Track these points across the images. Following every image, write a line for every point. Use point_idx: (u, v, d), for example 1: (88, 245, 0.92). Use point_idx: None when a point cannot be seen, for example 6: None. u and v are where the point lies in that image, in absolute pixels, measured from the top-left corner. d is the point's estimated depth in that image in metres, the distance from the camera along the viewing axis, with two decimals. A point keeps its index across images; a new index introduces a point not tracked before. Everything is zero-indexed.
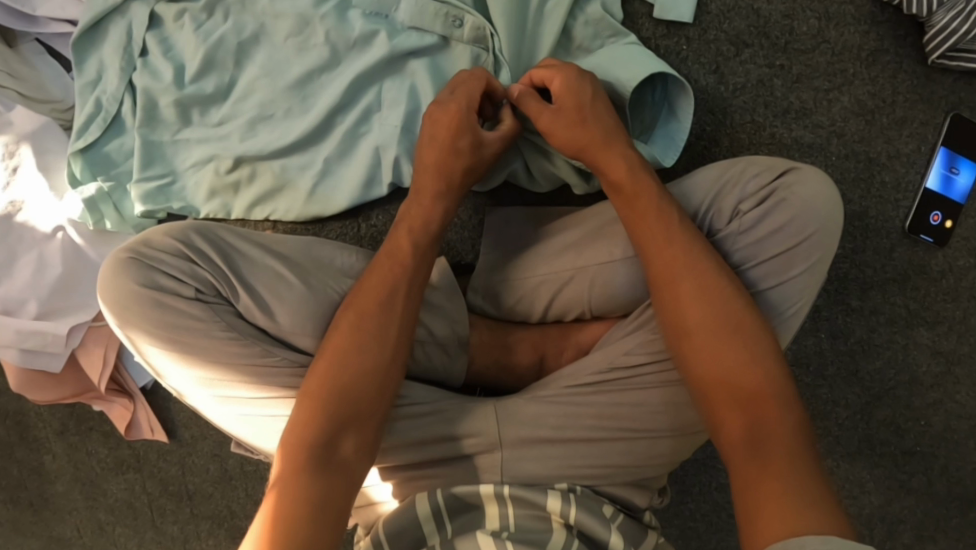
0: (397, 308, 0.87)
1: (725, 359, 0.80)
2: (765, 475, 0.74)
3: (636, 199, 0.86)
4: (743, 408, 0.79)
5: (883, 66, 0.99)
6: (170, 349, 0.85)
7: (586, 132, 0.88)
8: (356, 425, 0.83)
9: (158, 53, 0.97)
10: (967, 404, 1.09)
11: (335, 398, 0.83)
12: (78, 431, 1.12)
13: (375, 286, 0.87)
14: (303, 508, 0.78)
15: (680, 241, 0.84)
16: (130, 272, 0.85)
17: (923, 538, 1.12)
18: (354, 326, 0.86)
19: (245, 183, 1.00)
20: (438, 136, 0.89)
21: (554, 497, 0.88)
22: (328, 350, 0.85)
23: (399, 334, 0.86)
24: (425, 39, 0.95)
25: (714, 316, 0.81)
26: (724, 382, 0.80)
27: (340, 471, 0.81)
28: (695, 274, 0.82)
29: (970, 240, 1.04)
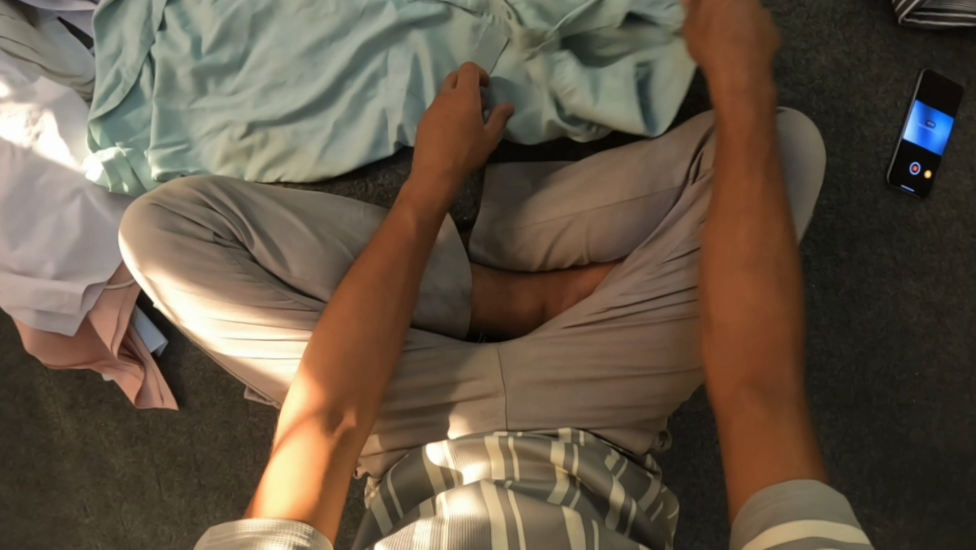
0: (397, 278, 0.89)
1: (759, 298, 0.78)
2: (768, 420, 0.72)
3: (731, 128, 0.86)
4: (756, 355, 0.76)
5: (856, 27, 1.06)
6: (188, 290, 0.88)
7: (725, 36, 0.89)
8: (359, 394, 0.84)
9: (176, 27, 1.03)
10: (959, 356, 1.12)
11: (342, 366, 0.84)
12: (87, 405, 1.14)
13: (379, 262, 0.89)
14: (307, 467, 0.78)
15: (754, 179, 0.83)
16: (152, 218, 0.88)
17: (925, 493, 1.14)
18: (361, 295, 0.88)
19: (257, 149, 1.04)
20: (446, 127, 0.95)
21: (557, 449, 0.88)
22: (333, 316, 0.87)
23: (400, 304, 0.89)
24: (430, 9, 1.00)
25: (758, 261, 0.80)
26: (752, 315, 0.78)
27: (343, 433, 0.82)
28: (748, 219, 0.81)
29: (951, 192, 1.09)
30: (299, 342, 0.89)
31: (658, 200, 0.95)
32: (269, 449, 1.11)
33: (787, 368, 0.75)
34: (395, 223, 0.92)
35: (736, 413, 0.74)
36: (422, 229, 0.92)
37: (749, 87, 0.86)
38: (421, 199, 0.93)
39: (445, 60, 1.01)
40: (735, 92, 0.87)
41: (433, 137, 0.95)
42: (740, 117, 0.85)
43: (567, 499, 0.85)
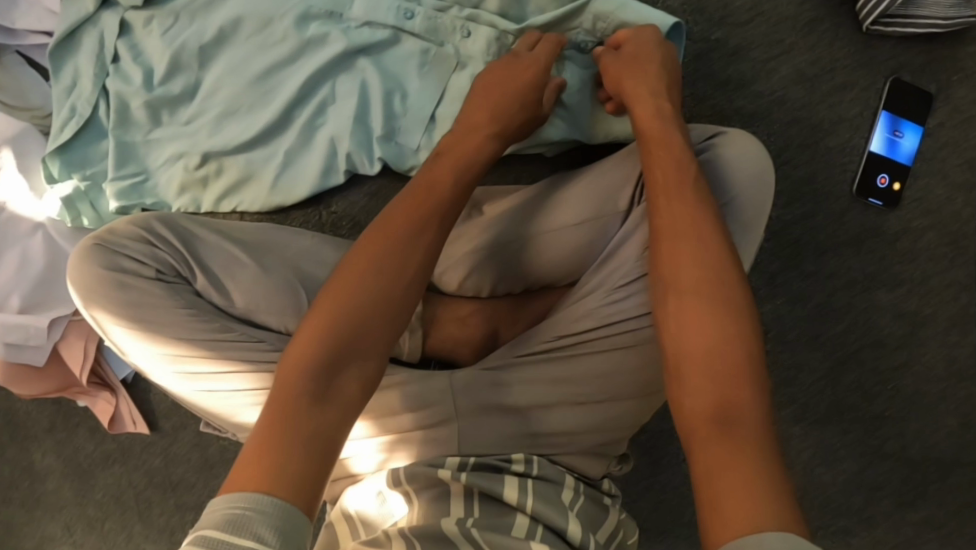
0: (423, 236, 0.83)
1: (711, 325, 0.75)
2: (733, 452, 0.69)
3: (656, 161, 0.86)
4: (712, 379, 0.74)
5: (819, 35, 1.02)
6: (131, 326, 0.90)
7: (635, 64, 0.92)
8: (362, 355, 0.79)
9: (129, 59, 1.03)
10: (934, 367, 1.09)
11: (351, 320, 0.79)
12: (65, 428, 1.16)
13: (397, 224, 0.83)
14: (292, 439, 0.73)
15: (685, 205, 0.82)
16: (95, 257, 0.90)
17: (902, 504, 1.11)
18: (379, 247, 0.82)
19: (213, 178, 1.05)
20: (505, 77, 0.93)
21: (511, 488, 0.87)
22: (343, 278, 0.81)
23: (414, 270, 0.82)
24: (377, 34, 1.00)
25: (705, 284, 0.78)
26: (703, 341, 0.75)
27: (338, 404, 0.77)
28: (693, 240, 0.80)
29: (921, 201, 1.06)
30: (239, 377, 0.90)
31: (607, 221, 0.96)
32: None
33: (743, 389, 0.73)
34: (425, 187, 0.86)
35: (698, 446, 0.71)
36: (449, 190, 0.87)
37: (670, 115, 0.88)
38: (458, 161, 0.89)
39: (395, 86, 1.01)
40: (656, 131, 0.88)
41: (480, 99, 0.93)
42: (665, 150, 0.86)
43: (531, 535, 0.85)
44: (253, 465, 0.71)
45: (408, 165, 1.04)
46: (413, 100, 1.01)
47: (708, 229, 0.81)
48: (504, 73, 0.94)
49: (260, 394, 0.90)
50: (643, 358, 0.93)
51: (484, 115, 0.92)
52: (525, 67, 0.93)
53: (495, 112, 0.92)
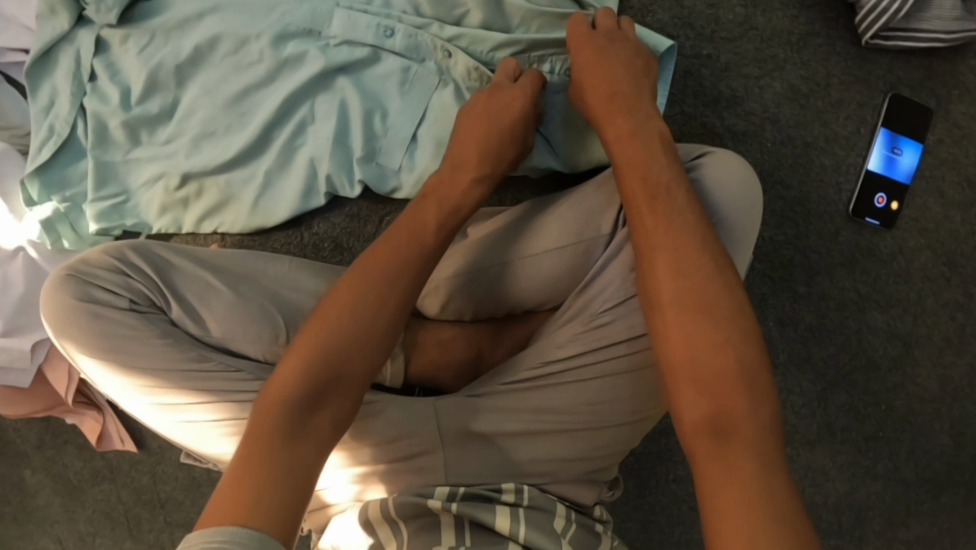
0: (407, 268, 0.83)
1: (699, 337, 0.73)
2: (732, 472, 0.68)
3: (628, 164, 0.82)
4: (707, 395, 0.72)
5: (814, 49, 0.99)
6: (105, 359, 0.90)
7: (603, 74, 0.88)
8: (338, 390, 0.78)
9: (105, 78, 1.01)
10: (928, 387, 1.07)
11: (330, 354, 0.78)
12: (54, 445, 1.16)
13: (380, 256, 0.83)
14: (266, 465, 0.72)
15: (661, 208, 0.79)
16: (68, 287, 0.89)
17: (894, 523, 1.10)
18: (361, 279, 0.82)
19: (193, 199, 1.04)
20: (485, 112, 0.91)
21: (503, 517, 0.87)
22: (328, 306, 0.81)
23: (396, 303, 0.82)
24: (356, 53, 0.97)
25: (685, 295, 0.75)
26: (693, 355, 0.73)
27: (313, 437, 0.76)
28: (672, 249, 0.77)
29: (918, 220, 1.03)
30: (213, 408, 0.90)
31: (589, 246, 0.93)
32: None
33: (739, 399, 0.71)
34: (411, 221, 0.86)
35: (698, 468, 0.70)
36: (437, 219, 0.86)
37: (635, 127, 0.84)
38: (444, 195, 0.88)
39: (376, 106, 0.99)
40: (627, 127, 0.84)
41: (470, 126, 0.91)
42: (635, 150, 0.83)
43: None
44: (228, 498, 0.70)
45: (389, 185, 1.02)
46: (394, 120, 0.99)
47: (687, 233, 0.78)
48: (481, 110, 0.91)
49: (233, 425, 0.90)
50: (630, 386, 0.92)
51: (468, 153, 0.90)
52: (501, 102, 0.90)
53: (486, 145, 0.90)
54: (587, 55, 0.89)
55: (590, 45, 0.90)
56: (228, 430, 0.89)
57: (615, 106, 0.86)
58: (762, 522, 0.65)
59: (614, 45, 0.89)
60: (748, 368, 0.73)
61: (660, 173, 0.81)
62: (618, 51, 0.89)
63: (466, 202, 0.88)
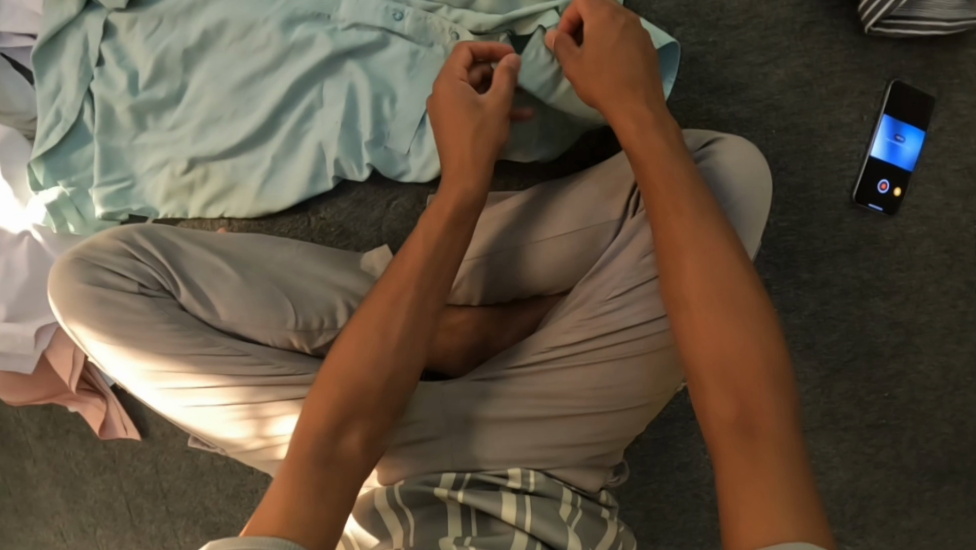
0: (428, 293, 0.84)
1: (728, 336, 0.74)
2: (755, 461, 0.69)
3: (648, 163, 0.82)
4: (731, 389, 0.72)
5: (816, 37, 1.00)
6: (113, 343, 0.90)
7: (603, 66, 0.86)
8: (365, 417, 0.79)
9: (112, 63, 1.01)
10: (930, 375, 1.07)
11: (356, 384, 0.80)
12: (56, 434, 1.16)
13: (402, 277, 0.84)
14: (305, 490, 0.74)
15: (686, 210, 0.79)
16: (77, 272, 0.90)
17: (896, 511, 1.10)
18: (383, 306, 0.83)
19: (199, 184, 1.05)
20: (444, 106, 0.89)
21: (509, 505, 0.87)
22: (347, 340, 0.82)
23: (417, 327, 0.83)
24: (365, 37, 0.98)
25: (713, 296, 0.75)
26: (722, 353, 0.74)
27: (342, 462, 0.77)
28: (700, 251, 0.77)
29: (920, 208, 1.04)
30: (222, 391, 0.90)
31: (597, 232, 0.94)
32: (231, 477, 1.13)
33: (764, 394, 0.72)
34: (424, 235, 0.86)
35: (720, 456, 0.70)
36: (450, 244, 0.86)
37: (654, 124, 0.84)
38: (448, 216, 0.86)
39: (383, 90, 0.99)
40: (646, 125, 0.83)
41: (460, 133, 0.88)
42: (654, 150, 0.82)
43: None
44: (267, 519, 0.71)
45: (398, 169, 1.03)
46: (402, 104, 0.99)
47: (713, 236, 0.78)
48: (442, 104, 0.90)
49: (243, 408, 0.90)
50: (636, 372, 0.92)
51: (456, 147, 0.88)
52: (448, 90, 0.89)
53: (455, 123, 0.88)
54: (591, 44, 0.86)
55: (595, 31, 0.86)
56: (238, 413, 0.89)
57: (618, 99, 0.85)
58: (791, 510, 0.66)
59: (625, 33, 0.86)
60: (776, 366, 0.73)
61: (682, 174, 0.81)
62: (630, 41, 0.86)
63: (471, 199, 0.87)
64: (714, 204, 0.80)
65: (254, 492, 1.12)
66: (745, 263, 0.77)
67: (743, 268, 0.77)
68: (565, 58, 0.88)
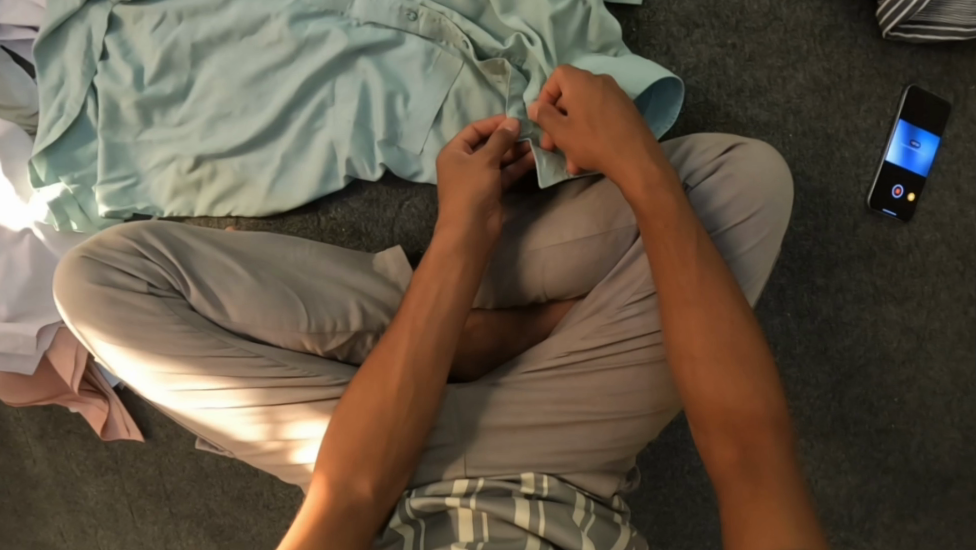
0: (428, 342, 0.88)
1: (733, 385, 0.78)
2: (757, 496, 0.74)
3: (654, 216, 0.83)
4: (732, 433, 0.77)
5: (836, 42, 0.99)
6: (123, 343, 0.88)
7: (595, 139, 0.86)
8: (374, 466, 0.85)
9: (118, 57, 1.00)
10: (939, 381, 1.07)
11: (367, 440, 0.85)
12: (56, 435, 1.14)
13: (405, 332, 0.88)
14: (324, 524, 0.82)
15: (693, 263, 0.81)
16: (83, 271, 0.88)
17: (903, 516, 1.10)
18: (383, 361, 0.88)
19: (207, 181, 1.03)
20: (448, 173, 0.93)
21: (522, 510, 0.86)
22: (356, 399, 0.87)
23: (415, 375, 0.87)
24: (380, 34, 0.96)
25: (718, 349, 0.79)
26: (730, 402, 0.78)
27: (354, 507, 0.84)
28: (705, 306, 0.80)
29: (934, 214, 1.04)
30: (235, 393, 0.89)
31: (618, 235, 0.92)
32: (236, 479, 1.12)
33: (764, 437, 0.77)
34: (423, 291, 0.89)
35: (725, 494, 0.75)
36: (447, 294, 0.89)
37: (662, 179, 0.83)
38: (435, 264, 0.90)
39: (397, 89, 0.97)
40: (651, 177, 0.84)
41: (453, 184, 0.92)
42: (660, 204, 0.83)
43: None
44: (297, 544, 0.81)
45: (411, 170, 1.01)
46: (415, 104, 0.98)
47: (716, 290, 0.81)
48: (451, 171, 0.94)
49: (259, 412, 0.90)
50: (654, 378, 0.90)
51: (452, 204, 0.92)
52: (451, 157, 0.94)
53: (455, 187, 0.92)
54: (574, 110, 0.87)
55: (574, 99, 0.86)
56: (253, 417, 0.89)
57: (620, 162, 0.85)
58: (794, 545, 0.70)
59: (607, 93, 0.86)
60: (773, 414, 0.78)
61: (689, 225, 0.82)
62: (613, 99, 0.87)
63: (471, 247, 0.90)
64: (716, 254, 0.83)
65: (258, 494, 1.11)
66: (745, 312, 0.81)
67: (743, 321, 0.80)
68: (551, 123, 0.88)
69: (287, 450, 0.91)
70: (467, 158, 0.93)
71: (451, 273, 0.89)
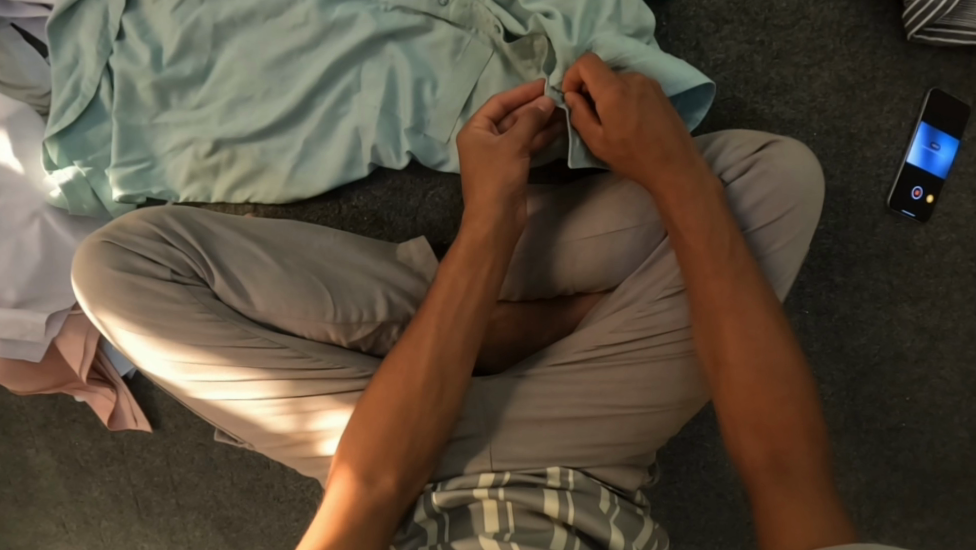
0: (457, 334, 0.86)
1: (757, 390, 0.79)
2: (790, 497, 0.75)
3: (688, 229, 0.83)
4: (764, 437, 0.78)
5: (862, 42, 1.01)
6: (143, 331, 0.87)
7: (639, 145, 0.84)
8: (398, 461, 0.84)
9: (135, 37, 0.97)
10: (950, 380, 1.08)
11: (391, 435, 0.84)
12: (60, 424, 1.17)
13: (433, 323, 0.86)
14: (344, 523, 0.81)
15: (726, 273, 0.82)
16: (104, 257, 0.86)
17: (910, 514, 1.11)
18: (409, 356, 0.86)
19: (224, 167, 1.02)
20: (479, 163, 0.90)
21: (551, 499, 0.86)
22: (378, 394, 0.85)
23: (445, 367, 0.85)
24: (408, 20, 0.96)
25: (749, 356, 0.80)
26: (753, 407, 0.79)
27: (377, 506, 0.82)
28: (739, 313, 0.81)
29: (951, 215, 1.05)
30: (258, 384, 0.88)
31: (650, 229, 0.93)
32: (244, 471, 1.15)
33: (796, 441, 0.78)
34: (451, 282, 0.87)
35: (757, 497, 0.76)
36: (477, 288, 0.87)
37: (692, 191, 0.83)
38: (465, 257, 0.88)
39: (425, 76, 0.97)
40: (683, 189, 0.83)
41: (483, 172, 0.89)
42: (692, 218, 0.83)
43: None
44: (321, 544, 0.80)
45: (436, 159, 1.01)
46: (443, 92, 0.97)
47: (750, 295, 0.82)
48: (482, 152, 0.90)
49: (284, 403, 0.88)
50: (684, 371, 0.90)
51: (489, 190, 0.89)
52: (483, 140, 0.90)
53: (488, 173, 0.89)
54: (609, 125, 0.84)
55: (608, 114, 0.84)
56: (279, 408, 0.87)
57: (664, 162, 0.84)
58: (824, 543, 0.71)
59: (641, 102, 0.84)
60: (804, 419, 0.78)
61: (721, 235, 0.83)
62: (648, 110, 0.84)
63: (499, 234, 0.89)
64: (752, 260, 0.83)
65: (269, 487, 1.15)
66: (780, 324, 0.81)
67: (775, 328, 0.81)
68: (591, 133, 0.87)
69: (310, 441, 0.89)
70: (496, 143, 0.89)
71: (481, 269, 0.88)
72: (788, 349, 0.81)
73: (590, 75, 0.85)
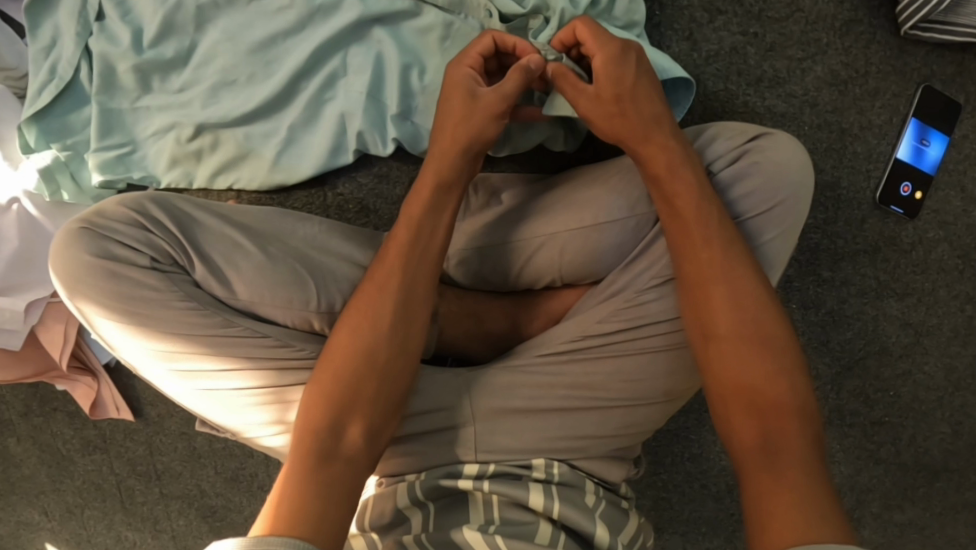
0: (420, 278, 0.86)
1: (745, 366, 0.79)
2: (779, 481, 0.73)
3: (679, 198, 0.83)
4: (756, 417, 0.77)
5: (856, 36, 1.01)
6: (121, 319, 0.85)
7: (634, 103, 0.85)
8: (362, 409, 0.81)
9: (115, 18, 0.95)
10: (934, 375, 1.09)
11: (353, 384, 0.82)
12: (41, 413, 1.17)
13: (393, 267, 0.86)
14: (310, 478, 0.77)
15: (717, 241, 0.82)
16: (83, 242, 0.84)
17: (891, 506, 1.12)
18: (371, 302, 0.84)
19: (207, 152, 1.00)
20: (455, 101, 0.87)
21: (537, 493, 0.86)
22: (337, 343, 0.84)
23: (403, 308, 0.85)
24: (396, 5, 0.94)
25: (743, 329, 0.80)
26: (743, 388, 0.78)
27: (345, 456, 0.79)
28: (727, 281, 0.81)
29: (939, 212, 1.05)
30: (240, 374, 0.87)
31: (640, 222, 0.92)
32: (229, 461, 1.15)
33: (789, 422, 0.76)
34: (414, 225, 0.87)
35: (746, 480, 0.75)
36: (433, 234, 0.87)
37: (683, 157, 0.84)
38: (425, 198, 0.87)
39: (413, 61, 0.95)
40: (671, 156, 0.84)
41: (453, 111, 0.87)
42: (682, 182, 0.83)
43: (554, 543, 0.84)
44: (283, 504, 0.74)
45: (423, 147, 1.00)
46: (431, 78, 0.96)
47: (739, 266, 0.82)
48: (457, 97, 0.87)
49: (268, 393, 0.88)
50: (670, 365, 0.90)
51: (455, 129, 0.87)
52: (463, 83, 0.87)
53: (459, 111, 0.87)
54: (604, 79, 0.85)
55: (607, 67, 0.84)
56: (262, 398, 0.87)
57: (653, 122, 0.85)
58: (815, 533, 0.69)
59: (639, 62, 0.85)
60: (796, 400, 0.78)
61: (710, 206, 0.83)
62: (644, 71, 0.86)
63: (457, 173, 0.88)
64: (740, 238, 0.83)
65: (253, 476, 1.15)
66: (773, 302, 0.81)
67: (765, 302, 0.81)
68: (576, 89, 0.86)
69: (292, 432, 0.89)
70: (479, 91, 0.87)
71: (439, 211, 0.88)
72: (781, 327, 0.80)
73: (591, 31, 0.85)
